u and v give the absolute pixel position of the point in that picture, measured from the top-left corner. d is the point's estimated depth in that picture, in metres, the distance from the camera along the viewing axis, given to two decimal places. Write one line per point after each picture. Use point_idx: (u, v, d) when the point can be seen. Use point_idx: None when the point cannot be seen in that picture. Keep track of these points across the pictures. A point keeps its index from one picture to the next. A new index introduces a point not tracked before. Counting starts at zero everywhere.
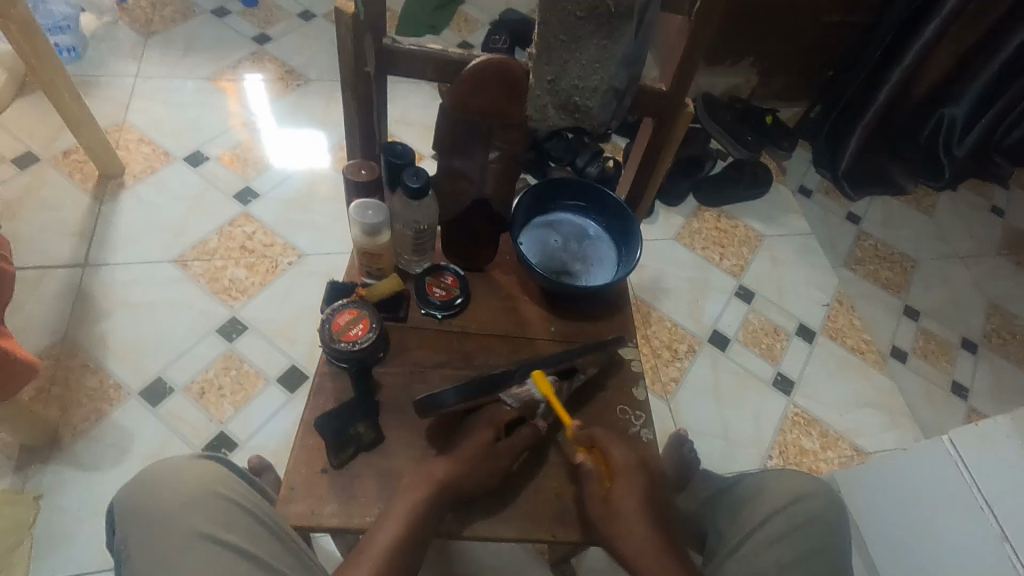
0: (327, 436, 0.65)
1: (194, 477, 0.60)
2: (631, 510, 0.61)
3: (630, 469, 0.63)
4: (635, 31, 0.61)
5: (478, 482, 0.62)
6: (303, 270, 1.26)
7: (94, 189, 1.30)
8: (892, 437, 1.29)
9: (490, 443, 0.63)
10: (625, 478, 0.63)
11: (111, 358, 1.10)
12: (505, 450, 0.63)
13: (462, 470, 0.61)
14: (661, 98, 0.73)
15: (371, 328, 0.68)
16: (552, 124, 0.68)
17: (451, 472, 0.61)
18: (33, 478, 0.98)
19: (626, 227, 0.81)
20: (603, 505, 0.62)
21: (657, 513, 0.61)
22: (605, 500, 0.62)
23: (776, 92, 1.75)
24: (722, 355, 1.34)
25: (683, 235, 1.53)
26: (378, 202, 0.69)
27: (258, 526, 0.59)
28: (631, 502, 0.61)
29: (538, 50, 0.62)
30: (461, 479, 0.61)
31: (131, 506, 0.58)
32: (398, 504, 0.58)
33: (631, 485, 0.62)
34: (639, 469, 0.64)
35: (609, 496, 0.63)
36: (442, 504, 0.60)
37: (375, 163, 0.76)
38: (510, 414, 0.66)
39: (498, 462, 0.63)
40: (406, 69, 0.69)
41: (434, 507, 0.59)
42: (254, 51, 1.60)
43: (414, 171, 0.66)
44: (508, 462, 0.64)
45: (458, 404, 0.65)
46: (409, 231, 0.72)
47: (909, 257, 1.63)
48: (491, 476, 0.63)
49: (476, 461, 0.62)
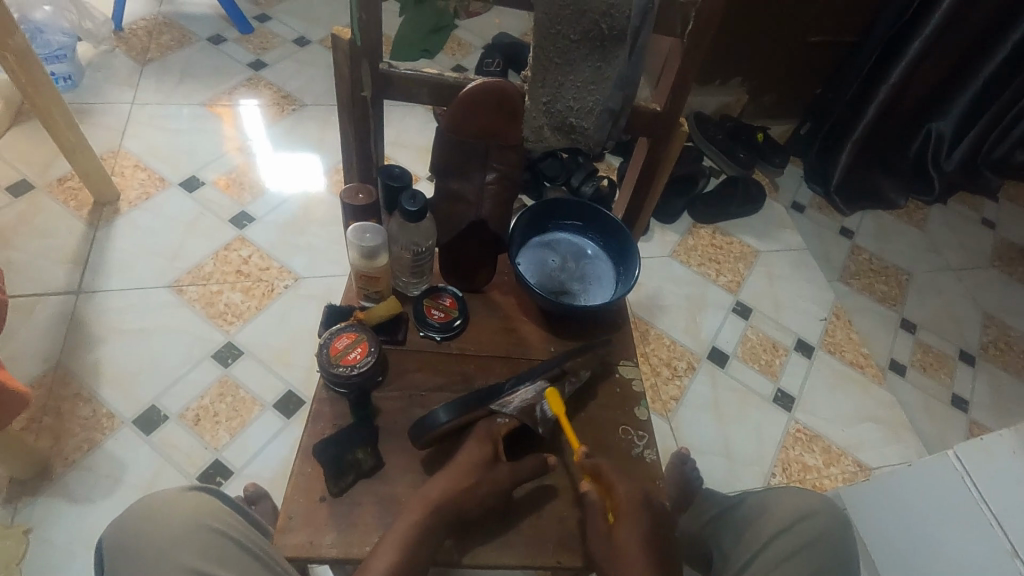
0: (325, 463, 0.63)
1: (186, 511, 0.59)
2: (637, 549, 0.60)
3: (634, 508, 0.63)
4: (629, 51, 0.61)
5: (479, 504, 0.61)
6: (298, 293, 1.26)
7: (88, 216, 1.30)
8: (895, 451, 1.28)
9: (489, 461, 0.62)
10: (629, 517, 0.62)
11: (104, 386, 1.09)
12: (506, 470, 0.62)
13: (460, 488, 0.60)
14: (657, 117, 0.73)
15: (369, 352, 0.67)
16: (548, 145, 0.68)
17: (449, 492, 0.60)
18: (23, 511, 0.95)
19: (623, 245, 0.81)
20: (606, 546, 0.61)
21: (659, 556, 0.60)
22: (609, 540, 0.61)
23: (766, 109, 1.78)
24: (721, 371, 1.34)
25: (679, 252, 1.53)
26: (376, 226, 0.69)
27: (253, 560, 0.58)
28: (636, 545, 0.60)
29: (533, 72, 0.62)
30: (458, 494, 0.60)
31: (120, 543, 0.57)
32: (398, 525, 0.58)
33: (636, 526, 0.61)
34: (642, 505, 0.63)
35: (614, 534, 0.61)
36: (442, 527, 0.59)
37: (372, 186, 0.76)
38: (504, 426, 0.65)
39: (497, 479, 0.62)
40: (402, 94, 0.69)
41: (434, 531, 0.58)
42: (250, 76, 1.62)
43: (412, 194, 0.66)
44: (511, 484, 0.62)
45: (451, 421, 0.63)
46: (407, 254, 0.71)
47: (903, 270, 1.64)
48: (492, 497, 0.62)
49: (475, 478, 0.61)
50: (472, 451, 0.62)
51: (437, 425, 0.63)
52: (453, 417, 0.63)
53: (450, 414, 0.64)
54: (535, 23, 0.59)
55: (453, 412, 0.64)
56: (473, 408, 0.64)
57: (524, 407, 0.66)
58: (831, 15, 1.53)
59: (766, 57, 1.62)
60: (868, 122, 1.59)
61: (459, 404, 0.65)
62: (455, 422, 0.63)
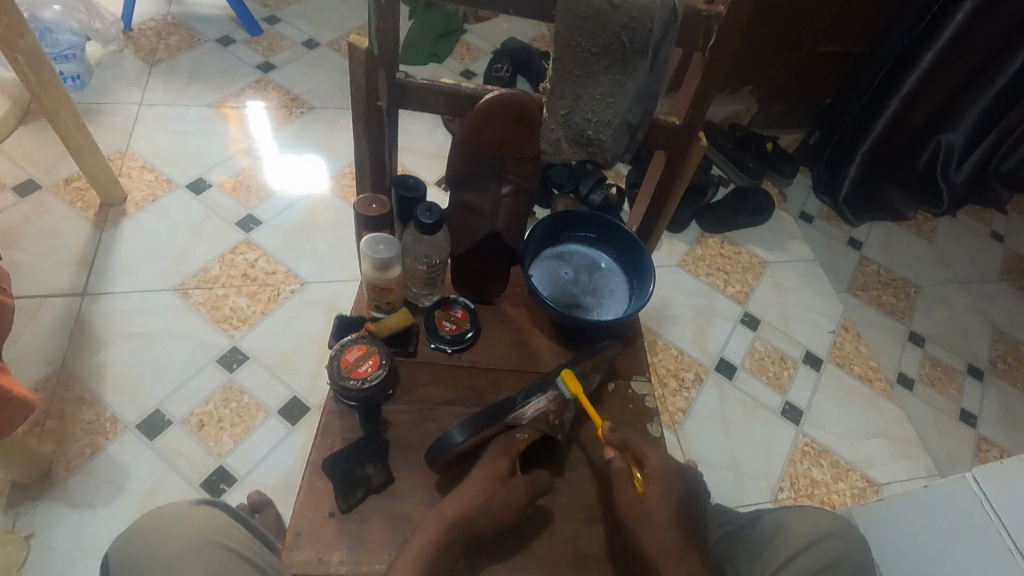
0: (334, 478, 0.62)
1: (192, 525, 0.58)
2: (666, 518, 0.62)
3: (663, 476, 0.64)
4: (650, 65, 0.60)
5: (494, 520, 0.59)
6: (304, 298, 1.25)
7: (95, 217, 1.29)
8: (903, 467, 1.27)
9: (505, 475, 0.61)
10: (658, 483, 0.64)
11: (107, 390, 1.08)
12: (522, 482, 0.61)
13: (480, 504, 0.58)
14: (675, 130, 0.72)
15: (380, 364, 0.66)
16: (565, 159, 0.67)
17: (468, 509, 0.58)
18: (24, 517, 0.94)
19: (637, 259, 0.80)
20: (636, 513, 0.63)
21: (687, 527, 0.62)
22: (640, 503, 0.63)
23: (775, 119, 1.77)
24: (729, 383, 1.33)
25: (687, 261, 1.52)
26: (389, 236, 0.68)
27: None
28: (667, 512, 0.62)
29: (552, 84, 0.61)
30: (478, 512, 0.58)
31: (126, 557, 0.56)
32: (412, 543, 0.56)
33: (667, 492, 0.64)
34: (673, 474, 0.65)
35: (645, 500, 0.63)
36: (457, 545, 0.57)
37: (385, 195, 0.74)
38: (523, 443, 0.64)
39: (514, 492, 0.60)
40: (418, 103, 0.68)
41: (448, 551, 0.56)
42: (258, 78, 1.61)
43: (427, 206, 0.65)
44: (526, 497, 0.61)
45: (466, 442, 0.62)
46: (420, 266, 0.70)
47: (911, 283, 1.63)
48: (508, 514, 0.60)
49: (494, 492, 0.59)
50: (492, 464, 0.61)
51: (451, 446, 0.61)
52: (470, 436, 0.62)
53: (465, 433, 0.62)
54: (556, 34, 0.58)
55: (469, 432, 0.62)
56: (488, 423, 0.63)
57: (540, 418, 0.65)
58: (843, 26, 1.52)
59: (776, 68, 1.62)
60: (878, 134, 1.58)
61: (474, 422, 0.63)
62: (471, 440, 0.61)
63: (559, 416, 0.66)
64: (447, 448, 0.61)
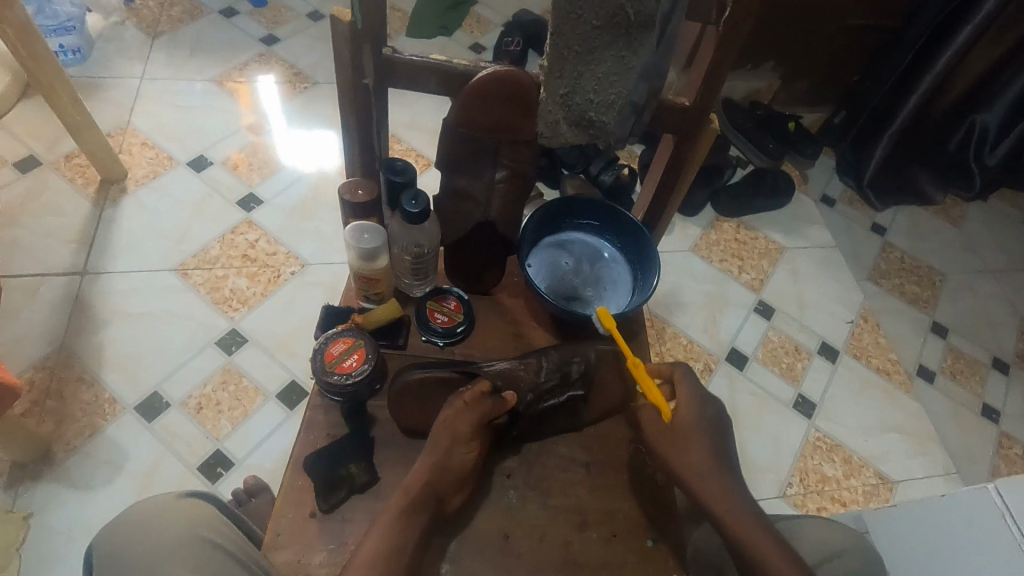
0: (316, 477, 0.60)
1: (180, 521, 0.57)
2: (694, 441, 0.63)
3: (690, 400, 0.66)
4: (657, 42, 0.55)
5: (444, 476, 0.57)
6: (305, 280, 1.23)
7: (95, 194, 1.28)
8: (920, 464, 1.23)
9: (449, 423, 0.59)
10: (684, 410, 0.65)
11: (107, 370, 1.07)
12: (461, 427, 0.58)
13: (430, 467, 0.57)
14: (683, 113, 0.67)
15: (366, 360, 0.62)
16: (564, 141, 0.62)
17: (421, 476, 0.57)
18: (23, 496, 0.95)
19: (643, 249, 0.75)
20: (663, 439, 0.65)
21: (722, 453, 0.63)
22: (666, 432, 0.65)
23: (798, 96, 1.69)
24: (739, 374, 1.29)
25: (701, 246, 1.47)
26: (377, 226, 0.64)
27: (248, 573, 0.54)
28: (695, 434, 0.63)
29: (549, 61, 0.56)
30: (437, 473, 0.57)
31: (109, 551, 0.55)
32: (382, 517, 0.55)
33: (694, 415, 0.65)
34: (704, 405, 0.66)
35: (671, 425, 0.65)
36: (423, 515, 0.55)
37: (372, 183, 0.68)
38: (469, 396, 0.60)
39: (448, 433, 0.58)
40: (408, 82, 0.62)
41: (415, 519, 0.55)
42: (263, 52, 1.57)
43: (414, 194, 0.60)
44: (463, 438, 0.58)
45: (421, 373, 0.62)
46: (408, 255, 0.66)
47: (936, 270, 1.56)
48: (458, 458, 0.58)
49: (447, 449, 0.58)
50: (445, 422, 0.59)
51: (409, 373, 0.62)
52: (426, 368, 0.62)
53: (423, 366, 0.63)
54: (553, 5, 0.52)
55: (425, 366, 0.63)
56: (444, 367, 0.63)
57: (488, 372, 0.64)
58: None
59: (802, 41, 1.52)
60: (907, 114, 1.48)
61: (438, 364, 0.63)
62: (425, 374, 0.62)
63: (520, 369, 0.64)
64: (403, 382, 0.61)
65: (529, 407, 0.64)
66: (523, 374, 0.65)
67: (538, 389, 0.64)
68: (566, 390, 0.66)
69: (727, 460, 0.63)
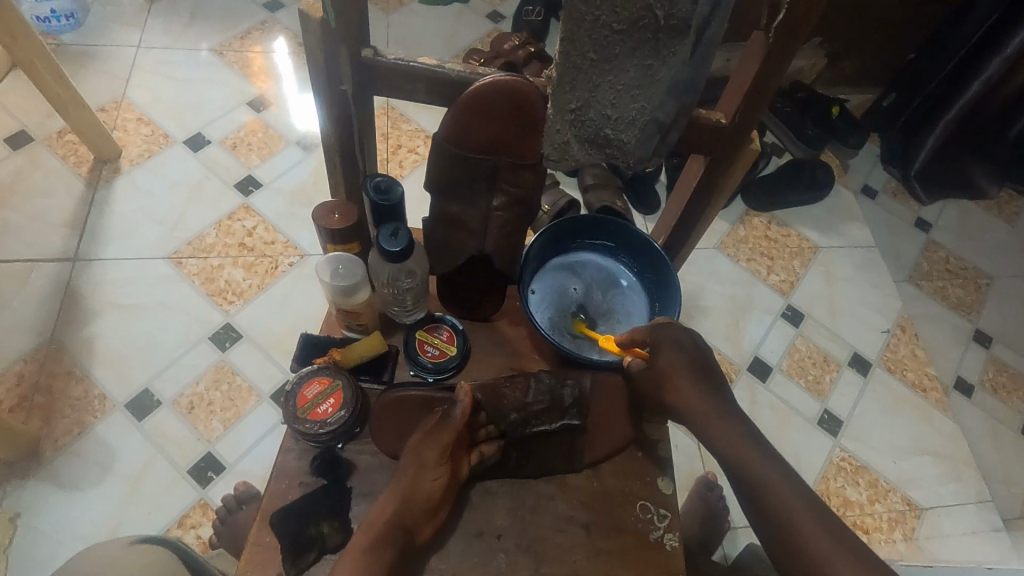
0: (283, 535, 0.54)
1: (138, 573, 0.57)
2: (681, 378, 0.59)
3: (664, 336, 0.61)
4: (692, 49, 0.45)
5: (413, 505, 0.53)
6: (304, 272, 1.16)
7: (88, 174, 1.22)
8: (952, 490, 1.14)
9: (420, 442, 0.55)
10: (664, 346, 0.60)
11: (97, 365, 1.04)
12: (430, 443, 0.55)
13: (399, 495, 0.53)
14: (717, 132, 0.57)
15: (343, 405, 0.57)
16: (574, 163, 0.53)
17: (389, 509, 0.53)
18: (11, 496, 0.93)
19: (662, 278, 0.67)
20: (652, 383, 0.60)
21: (705, 381, 0.59)
22: (651, 373, 0.60)
23: (845, 77, 1.53)
24: (762, 385, 1.20)
25: (728, 243, 1.36)
26: (353, 258, 0.60)
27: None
28: (678, 372, 0.59)
29: (559, 71, 0.47)
30: (403, 500, 0.53)
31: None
32: (346, 556, 0.50)
33: (675, 352, 0.60)
34: (683, 337, 0.61)
35: (653, 366, 0.60)
36: (391, 553, 0.51)
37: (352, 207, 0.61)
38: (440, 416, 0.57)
39: (418, 453, 0.55)
40: (393, 90, 0.54)
41: (380, 559, 0.50)
42: (266, 19, 1.47)
43: (393, 231, 0.54)
44: (434, 459, 0.54)
45: (400, 393, 0.58)
46: (389, 292, 0.61)
47: (983, 273, 1.44)
48: (427, 478, 0.54)
49: (414, 475, 0.54)
50: (415, 444, 0.56)
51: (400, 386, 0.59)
52: (404, 389, 0.59)
53: (407, 385, 0.59)
54: (566, 5, 0.43)
55: (407, 387, 0.59)
56: (428, 390, 0.59)
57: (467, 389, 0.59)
58: None
59: (855, 17, 1.36)
60: (969, 101, 1.28)
61: (420, 388, 0.59)
62: (402, 395, 0.58)
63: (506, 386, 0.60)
64: (383, 401, 0.58)
65: (513, 429, 0.59)
66: (509, 392, 0.60)
67: (524, 410, 0.59)
68: (557, 416, 0.60)
69: (713, 387, 0.60)
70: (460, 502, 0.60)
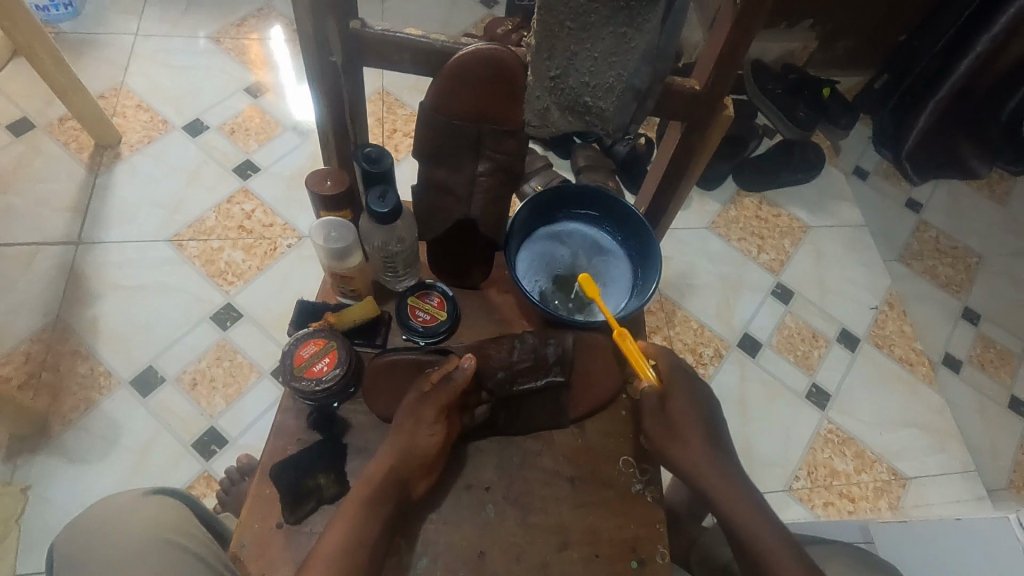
0: (282, 488, 0.58)
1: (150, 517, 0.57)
2: (691, 428, 0.62)
3: (677, 380, 0.64)
4: (663, 16, 0.48)
5: (410, 462, 0.56)
6: (303, 253, 1.18)
7: (89, 159, 1.24)
8: (937, 461, 1.17)
9: (414, 403, 0.58)
10: (677, 393, 0.64)
11: (102, 344, 1.06)
12: (427, 406, 0.57)
13: (397, 454, 0.56)
14: (691, 99, 0.60)
15: (338, 363, 0.60)
16: (555, 129, 0.56)
17: (385, 465, 0.55)
18: (21, 468, 0.96)
19: (644, 245, 0.70)
20: (658, 423, 0.63)
21: (711, 435, 0.63)
22: (664, 415, 0.63)
23: (835, 58, 1.55)
24: (752, 361, 1.23)
25: (719, 223, 1.38)
26: (343, 223, 0.62)
27: (202, 566, 0.54)
28: (688, 419, 0.63)
29: (537, 39, 0.50)
30: (401, 457, 0.55)
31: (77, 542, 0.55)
32: (347, 508, 0.54)
33: (685, 398, 0.64)
34: (693, 387, 0.65)
35: (667, 408, 0.63)
36: (388, 506, 0.54)
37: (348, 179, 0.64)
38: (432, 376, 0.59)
39: (415, 415, 0.57)
40: (380, 59, 0.57)
41: (377, 512, 0.53)
42: (262, 6, 1.48)
43: (381, 193, 0.57)
44: (429, 420, 0.57)
45: (394, 356, 0.61)
46: (379, 258, 0.64)
47: (973, 252, 1.46)
48: (424, 438, 0.56)
49: (412, 431, 0.57)
50: (408, 404, 0.58)
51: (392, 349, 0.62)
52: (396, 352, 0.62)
53: (402, 350, 0.62)
54: None
55: (403, 352, 0.62)
56: (421, 354, 0.61)
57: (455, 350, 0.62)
58: None
59: None
60: (960, 78, 1.29)
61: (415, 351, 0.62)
62: (399, 357, 0.61)
63: (493, 349, 0.63)
64: (375, 364, 0.61)
65: (500, 386, 0.62)
66: (494, 352, 0.63)
67: (510, 368, 0.62)
68: (543, 373, 0.63)
69: (719, 446, 0.63)
70: (451, 458, 0.62)
